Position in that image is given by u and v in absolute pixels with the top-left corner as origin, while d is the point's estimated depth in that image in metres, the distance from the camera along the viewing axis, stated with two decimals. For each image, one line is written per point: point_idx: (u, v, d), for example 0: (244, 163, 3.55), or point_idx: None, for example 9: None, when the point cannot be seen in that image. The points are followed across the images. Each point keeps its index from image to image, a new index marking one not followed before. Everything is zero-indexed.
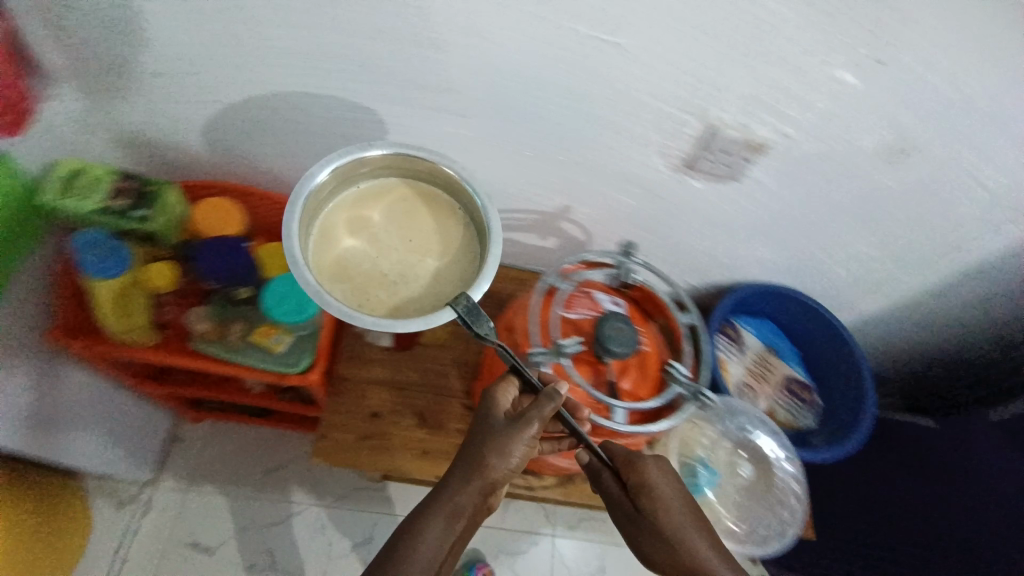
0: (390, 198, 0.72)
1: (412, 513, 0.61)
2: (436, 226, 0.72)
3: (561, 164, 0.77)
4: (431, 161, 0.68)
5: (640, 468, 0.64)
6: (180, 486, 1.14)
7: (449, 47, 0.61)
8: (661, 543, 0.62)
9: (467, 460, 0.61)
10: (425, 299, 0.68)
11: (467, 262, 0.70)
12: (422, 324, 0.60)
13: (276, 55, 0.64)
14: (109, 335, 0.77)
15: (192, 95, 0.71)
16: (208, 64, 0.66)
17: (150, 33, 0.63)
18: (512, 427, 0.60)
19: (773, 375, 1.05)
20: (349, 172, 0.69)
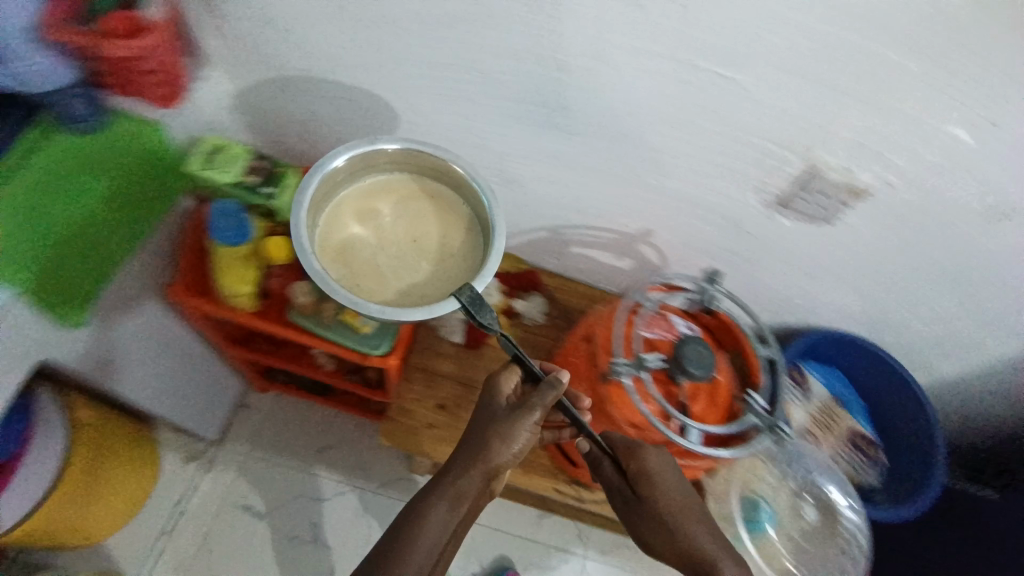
0: (398, 195, 0.79)
1: (420, 495, 0.64)
2: (440, 223, 0.79)
3: (652, 189, 0.79)
4: (440, 160, 0.75)
5: (641, 459, 0.66)
6: (240, 450, 1.20)
7: (570, 69, 0.64)
8: (661, 529, 0.64)
9: (473, 444, 0.65)
10: (419, 293, 0.74)
11: (465, 262, 0.77)
12: (425, 313, 0.67)
13: (407, 61, 0.70)
14: (219, 296, 0.84)
15: (323, 89, 0.78)
16: (343, 64, 0.73)
17: (300, 32, 0.70)
18: (516, 414, 0.65)
19: (838, 427, 1.00)
20: (358, 167, 0.76)
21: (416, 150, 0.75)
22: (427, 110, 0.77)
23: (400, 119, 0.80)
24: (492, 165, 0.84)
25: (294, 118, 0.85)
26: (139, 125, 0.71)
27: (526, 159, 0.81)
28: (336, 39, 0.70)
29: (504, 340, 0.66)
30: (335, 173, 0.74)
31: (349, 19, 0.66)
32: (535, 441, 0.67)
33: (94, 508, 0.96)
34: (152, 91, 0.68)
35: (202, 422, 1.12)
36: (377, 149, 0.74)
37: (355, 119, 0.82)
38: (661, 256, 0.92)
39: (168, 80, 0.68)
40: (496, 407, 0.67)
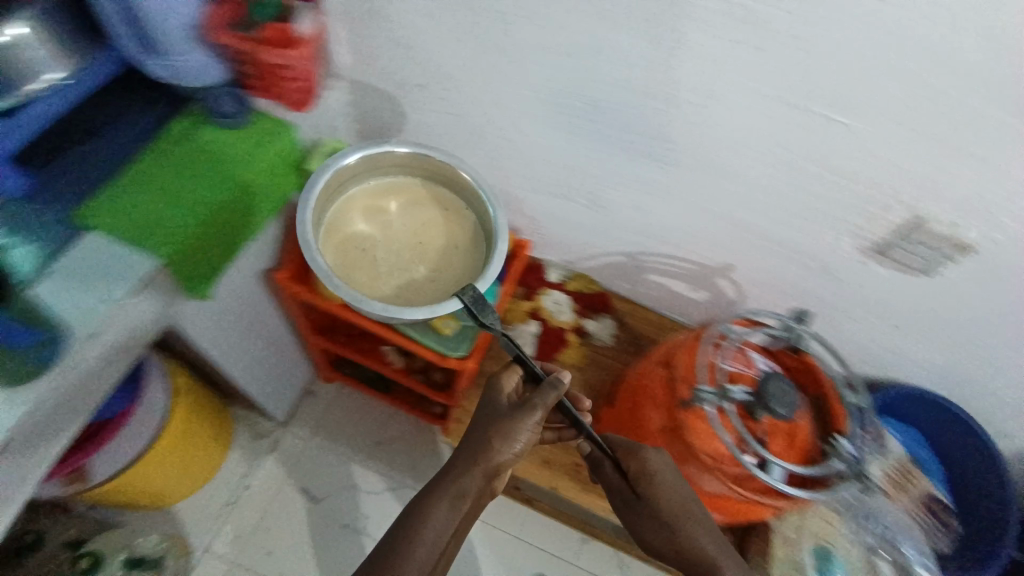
0: (403, 195, 0.91)
1: (421, 497, 0.61)
2: (444, 226, 0.91)
3: (742, 225, 0.80)
4: (445, 163, 0.86)
5: (642, 461, 0.67)
6: (304, 435, 1.26)
7: (680, 103, 0.67)
8: (660, 527, 0.65)
9: (474, 442, 0.63)
10: (422, 290, 0.86)
11: (465, 265, 0.88)
12: (427, 313, 0.77)
13: (521, 85, 0.74)
14: (318, 287, 0.90)
15: (435, 105, 0.84)
16: (459, 84, 0.78)
17: (426, 52, 0.76)
18: (518, 412, 0.64)
19: (913, 488, 0.94)
20: (365, 168, 0.87)
21: (424, 154, 0.86)
22: (530, 132, 0.81)
23: (502, 138, 0.85)
24: (583, 188, 0.87)
25: (402, 129, 0.91)
26: (273, 126, 0.78)
27: (618, 185, 0.84)
28: (458, 62, 0.75)
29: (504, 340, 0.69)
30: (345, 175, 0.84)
31: (475, 45, 0.72)
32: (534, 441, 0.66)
33: (175, 471, 1.01)
34: (291, 97, 0.75)
35: (273, 404, 1.19)
36: (391, 154, 0.86)
37: (459, 134, 0.88)
38: (739, 292, 0.92)
39: (305, 89, 0.75)
40: (497, 407, 0.67)
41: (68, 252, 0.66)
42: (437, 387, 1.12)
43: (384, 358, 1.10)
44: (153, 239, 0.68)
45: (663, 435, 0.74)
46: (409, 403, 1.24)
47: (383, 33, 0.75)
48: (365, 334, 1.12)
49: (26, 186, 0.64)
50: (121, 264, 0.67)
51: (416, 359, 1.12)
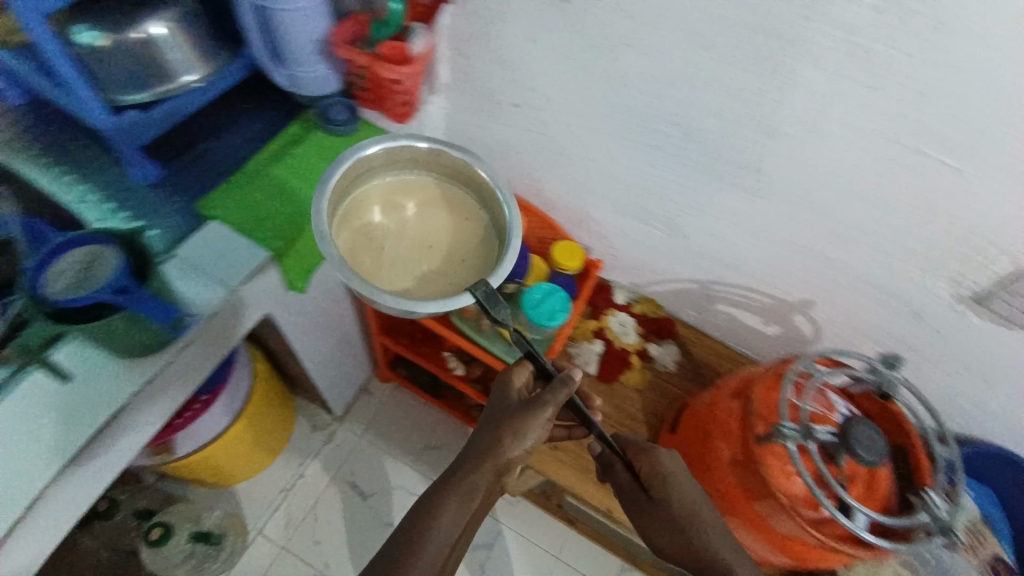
0: (417, 194, 0.81)
1: (430, 492, 0.61)
2: (459, 227, 0.80)
3: (829, 261, 0.79)
4: (465, 161, 0.76)
5: (654, 464, 0.66)
6: (358, 431, 1.29)
7: (779, 136, 0.68)
8: (673, 532, 0.63)
9: (484, 437, 0.62)
10: (432, 291, 0.75)
11: (480, 266, 0.77)
12: (439, 307, 0.65)
13: (618, 109, 0.76)
14: None
15: (527, 123, 0.87)
16: (555, 105, 0.81)
17: (527, 73, 0.79)
18: (528, 409, 0.62)
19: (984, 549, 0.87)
20: (380, 162, 0.77)
21: (443, 151, 0.77)
22: (617, 156, 0.83)
23: (587, 159, 0.87)
24: (663, 214, 0.88)
25: (488, 144, 0.95)
26: (378, 136, 0.84)
27: (701, 213, 0.84)
28: (556, 84, 0.78)
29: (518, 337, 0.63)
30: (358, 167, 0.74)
31: (575, 69, 0.74)
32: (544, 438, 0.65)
33: (243, 452, 1.05)
34: (394, 109, 0.82)
35: (334, 397, 1.22)
36: (408, 147, 0.76)
37: (544, 153, 0.90)
38: (816, 330, 0.90)
39: (409, 101, 0.81)
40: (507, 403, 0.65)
41: (199, 231, 0.70)
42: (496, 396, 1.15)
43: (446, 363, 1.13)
44: (260, 229, 0.72)
45: (734, 466, 0.74)
46: (462, 410, 1.26)
47: (485, 53, 0.79)
48: (429, 338, 1.15)
49: (160, 173, 0.73)
50: (242, 247, 0.69)
51: (476, 367, 1.14)
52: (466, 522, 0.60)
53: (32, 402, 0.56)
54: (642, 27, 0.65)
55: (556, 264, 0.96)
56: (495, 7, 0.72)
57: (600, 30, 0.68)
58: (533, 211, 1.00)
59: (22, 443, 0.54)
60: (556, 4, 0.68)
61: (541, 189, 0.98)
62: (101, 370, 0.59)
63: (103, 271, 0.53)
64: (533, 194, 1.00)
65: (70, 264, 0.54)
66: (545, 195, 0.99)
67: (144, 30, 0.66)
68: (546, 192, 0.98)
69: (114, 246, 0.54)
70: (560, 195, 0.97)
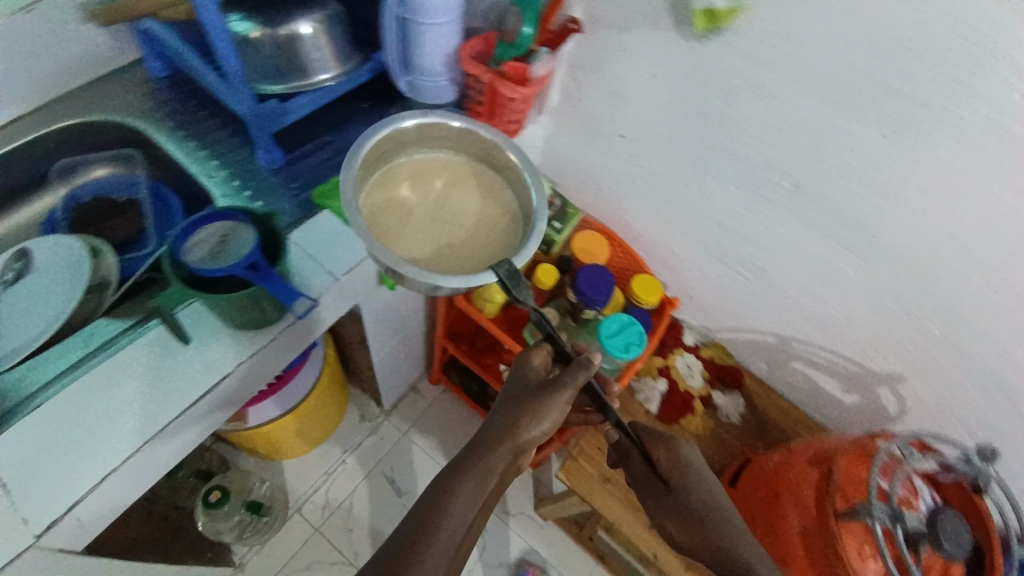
0: (445, 172, 0.71)
1: (443, 475, 0.57)
2: (486, 206, 0.69)
3: (929, 337, 0.76)
4: (497, 144, 0.67)
5: (675, 457, 0.67)
6: (402, 427, 1.30)
7: (901, 203, 0.66)
8: (689, 525, 0.64)
9: (501, 420, 0.60)
10: (455, 266, 0.63)
11: (507, 246, 0.66)
12: (462, 283, 0.57)
13: (729, 154, 0.76)
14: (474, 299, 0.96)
15: (628, 154, 0.87)
16: (662, 141, 0.81)
17: (640, 106, 0.79)
18: (547, 391, 0.61)
19: None
20: (407, 137, 0.68)
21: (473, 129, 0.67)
22: (718, 198, 0.82)
23: (685, 198, 0.86)
24: (753, 262, 0.87)
25: (584, 169, 0.96)
26: None
27: (797, 267, 0.82)
28: (670, 121, 0.78)
29: (538, 319, 0.60)
30: (386, 139, 0.66)
31: (694, 108, 0.74)
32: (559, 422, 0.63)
33: (298, 432, 1.09)
34: (503, 125, 0.84)
35: (387, 392, 1.24)
36: (441, 123, 0.67)
37: (640, 185, 0.90)
38: (901, 407, 0.86)
39: (519, 119, 0.83)
40: (530, 385, 0.63)
41: (309, 220, 0.72)
42: None
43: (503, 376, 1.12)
44: None
45: (804, 538, 0.72)
46: None
47: (603, 83, 0.81)
48: (489, 349, 1.16)
49: (283, 160, 0.76)
50: (346, 238, 0.71)
51: None
52: (480, 509, 0.56)
53: (152, 356, 0.60)
54: (778, 77, 0.65)
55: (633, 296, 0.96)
56: (625, 39, 0.74)
57: (731, 75, 0.68)
58: (618, 239, 1.00)
59: (135, 394, 0.57)
60: (691, 44, 0.68)
61: (627, 218, 0.98)
62: (214, 339, 0.62)
63: (239, 246, 0.56)
64: (618, 224, 1.00)
65: (211, 235, 0.58)
66: (631, 226, 0.98)
67: (296, 27, 0.72)
68: (634, 224, 0.97)
69: (250, 224, 0.58)
70: (647, 228, 0.96)
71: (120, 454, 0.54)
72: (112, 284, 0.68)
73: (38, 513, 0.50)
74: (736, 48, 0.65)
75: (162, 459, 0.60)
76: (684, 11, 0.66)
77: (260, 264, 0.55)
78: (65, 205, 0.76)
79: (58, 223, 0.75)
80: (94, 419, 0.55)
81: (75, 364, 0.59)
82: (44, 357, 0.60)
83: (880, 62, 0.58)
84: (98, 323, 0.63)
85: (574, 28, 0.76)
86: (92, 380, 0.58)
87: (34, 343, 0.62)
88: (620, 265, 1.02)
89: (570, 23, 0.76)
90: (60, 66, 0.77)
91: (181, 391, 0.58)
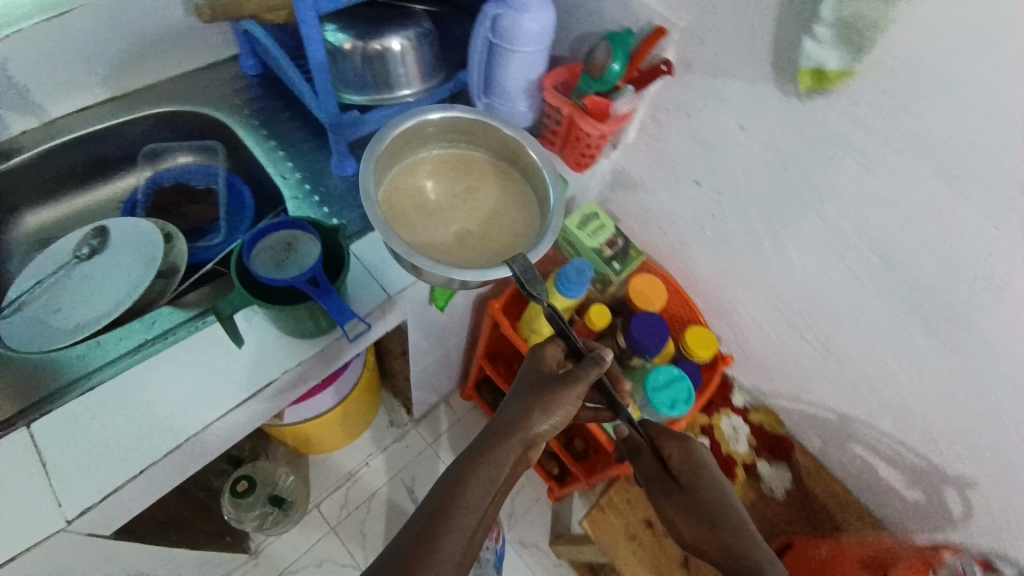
0: (466, 168, 0.69)
1: (457, 461, 0.59)
2: (503, 205, 0.67)
3: (1017, 448, 0.68)
4: (518, 138, 0.64)
5: (688, 455, 0.65)
6: (429, 439, 1.29)
7: (1004, 299, 0.60)
8: (700, 522, 0.60)
9: (513, 411, 0.61)
10: (470, 258, 0.61)
11: (520, 244, 0.63)
12: (477, 276, 0.55)
13: (813, 217, 0.71)
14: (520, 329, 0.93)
15: (700, 202, 0.84)
16: (742, 195, 0.77)
17: (723, 157, 0.76)
18: (559, 385, 0.61)
19: None
20: (428, 129, 0.66)
21: (495, 126, 0.65)
22: (793, 259, 0.77)
23: (757, 254, 0.82)
24: (821, 330, 0.81)
25: (650, 209, 0.92)
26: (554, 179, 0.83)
27: (870, 346, 0.76)
28: (753, 174, 0.74)
29: (552, 313, 0.58)
30: (408, 130, 0.64)
31: (782, 165, 0.70)
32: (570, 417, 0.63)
33: (330, 432, 1.10)
34: (575, 157, 0.82)
35: (419, 402, 1.23)
36: (464, 118, 0.66)
37: (708, 234, 0.87)
38: (968, 515, 0.77)
39: (593, 155, 0.81)
40: (545, 378, 0.63)
41: (370, 233, 0.72)
42: (578, 455, 1.10)
43: None
44: None
45: None
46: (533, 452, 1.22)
47: (686, 127, 0.77)
48: None
49: (355, 169, 0.76)
50: None
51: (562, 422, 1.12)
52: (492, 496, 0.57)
53: (206, 352, 0.61)
54: (884, 147, 0.60)
55: (686, 349, 0.92)
56: (717, 87, 0.70)
57: (831, 138, 0.63)
58: (676, 285, 0.95)
59: (182, 389, 0.58)
60: (791, 102, 0.64)
61: (689, 265, 0.93)
62: (266, 345, 0.62)
63: (303, 257, 0.56)
64: (679, 269, 0.96)
65: (279, 241, 0.58)
66: (692, 273, 0.94)
67: (385, 42, 0.73)
68: (696, 271, 0.93)
69: (316, 235, 0.58)
70: (710, 279, 0.92)
71: (160, 449, 0.55)
72: (179, 271, 0.71)
73: (74, 497, 0.51)
74: (842, 112, 0.61)
75: (197, 456, 0.60)
76: (789, 68, 0.62)
77: (319, 278, 0.55)
78: (147, 187, 0.79)
79: (138, 204, 0.78)
80: (144, 408, 0.57)
81: (135, 349, 0.61)
82: (107, 337, 0.62)
83: (1006, 149, 0.52)
84: (161, 311, 0.65)
85: (663, 71, 0.72)
86: (148, 369, 0.59)
87: (98, 321, 0.64)
88: (675, 312, 0.97)
89: (661, 65, 0.72)
90: (158, 54, 0.78)
91: (229, 391, 0.59)
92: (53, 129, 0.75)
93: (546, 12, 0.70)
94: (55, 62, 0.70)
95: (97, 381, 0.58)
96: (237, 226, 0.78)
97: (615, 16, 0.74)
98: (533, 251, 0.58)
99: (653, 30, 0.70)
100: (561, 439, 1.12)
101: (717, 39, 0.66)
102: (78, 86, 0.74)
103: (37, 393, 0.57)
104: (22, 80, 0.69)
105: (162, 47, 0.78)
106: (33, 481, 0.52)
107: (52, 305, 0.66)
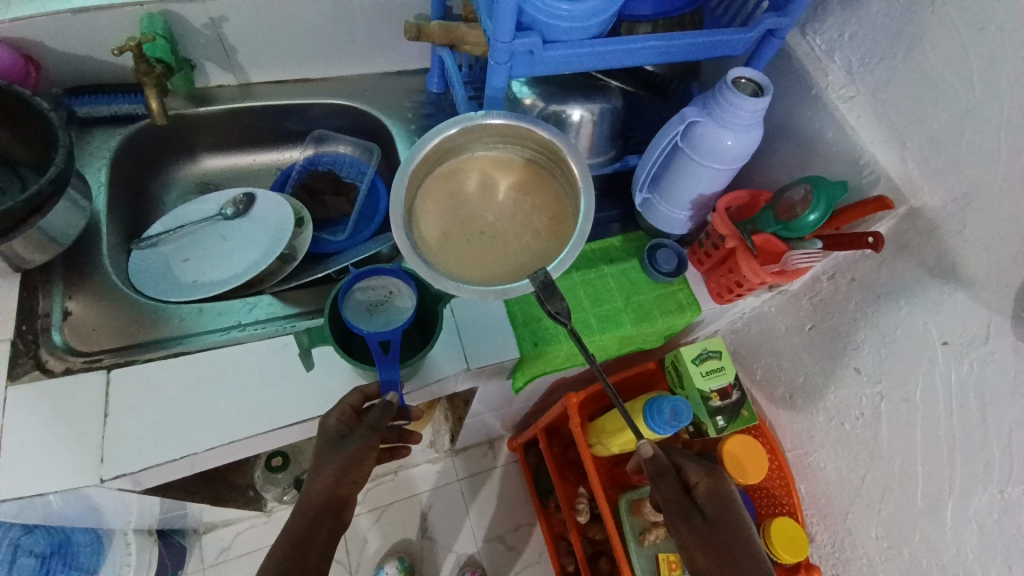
0: (504, 175, 0.63)
1: (288, 529, 0.53)
2: (537, 215, 0.62)
3: None
4: (559, 145, 0.59)
5: (714, 485, 0.66)
6: (461, 478, 1.21)
7: None
8: (718, 554, 0.59)
9: (314, 470, 0.54)
10: (498, 269, 0.58)
11: (549, 253, 0.59)
12: (497, 293, 0.54)
13: (987, 491, 0.55)
14: (591, 441, 0.85)
15: (850, 393, 0.69)
16: (909, 414, 0.62)
17: (904, 363, 0.61)
18: (355, 442, 0.54)
19: None
20: (457, 141, 0.61)
21: (531, 130, 0.59)
22: (947, 523, 0.59)
23: (899, 487, 0.64)
24: None
25: (788, 367, 0.79)
26: (688, 304, 0.73)
27: None
28: (939, 399, 0.58)
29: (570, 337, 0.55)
30: (430, 151, 0.60)
31: (979, 412, 0.55)
32: (355, 450, 0.54)
33: None
34: (722, 290, 0.71)
35: (467, 440, 1.16)
36: (499, 124, 0.60)
37: (847, 432, 0.70)
38: None
39: (741, 294, 0.70)
40: (339, 438, 0.55)
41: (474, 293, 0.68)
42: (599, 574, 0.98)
43: (574, 502, 1.01)
44: (527, 332, 0.67)
45: None
46: (552, 537, 1.11)
47: (871, 310, 0.64)
48: (575, 465, 1.06)
49: None
50: (496, 332, 0.67)
51: (595, 532, 0.98)
52: (311, 525, 0.52)
53: (274, 361, 0.60)
54: None
55: (767, 543, 0.76)
56: (934, 290, 0.56)
57: None
58: (782, 461, 0.80)
59: (242, 389, 0.59)
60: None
61: (809, 448, 0.77)
62: (333, 376, 0.61)
63: (392, 316, 0.59)
64: (792, 444, 0.81)
65: (382, 287, 0.61)
66: (808, 457, 0.78)
67: (570, 111, 0.69)
68: (810, 460, 0.78)
69: (413, 296, 0.60)
70: (820, 475, 0.77)
71: (201, 444, 0.56)
72: (296, 258, 0.72)
73: (114, 461, 0.54)
74: None
75: (228, 453, 0.59)
76: None
77: (391, 343, 0.57)
78: (302, 167, 0.82)
79: (289, 178, 0.81)
80: (204, 394, 0.58)
81: (227, 329, 0.65)
82: (212, 306, 0.66)
83: None
84: (263, 298, 0.68)
85: (866, 244, 0.56)
86: (225, 354, 0.60)
87: (210, 287, 0.69)
88: (772, 490, 0.82)
89: (868, 237, 0.56)
90: (357, 51, 0.81)
91: (286, 407, 0.59)
92: (247, 91, 0.80)
93: (751, 136, 0.61)
94: (267, 33, 0.75)
95: (183, 350, 0.61)
96: (361, 231, 0.78)
97: (832, 159, 0.63)
98: (555, 268, 0.55)
99: (875, 199, 0.56)
100: (587, 548, 1.00)
101: (958, 238, 0.53)
102: (279, 60, 0.79)
103: (135, 337, 0.63)
104: (234, 42, 0.74)
105: (364, 46, 0.81)
106: (92, 424, 0.55)
107: (182, 253, 0.72)
